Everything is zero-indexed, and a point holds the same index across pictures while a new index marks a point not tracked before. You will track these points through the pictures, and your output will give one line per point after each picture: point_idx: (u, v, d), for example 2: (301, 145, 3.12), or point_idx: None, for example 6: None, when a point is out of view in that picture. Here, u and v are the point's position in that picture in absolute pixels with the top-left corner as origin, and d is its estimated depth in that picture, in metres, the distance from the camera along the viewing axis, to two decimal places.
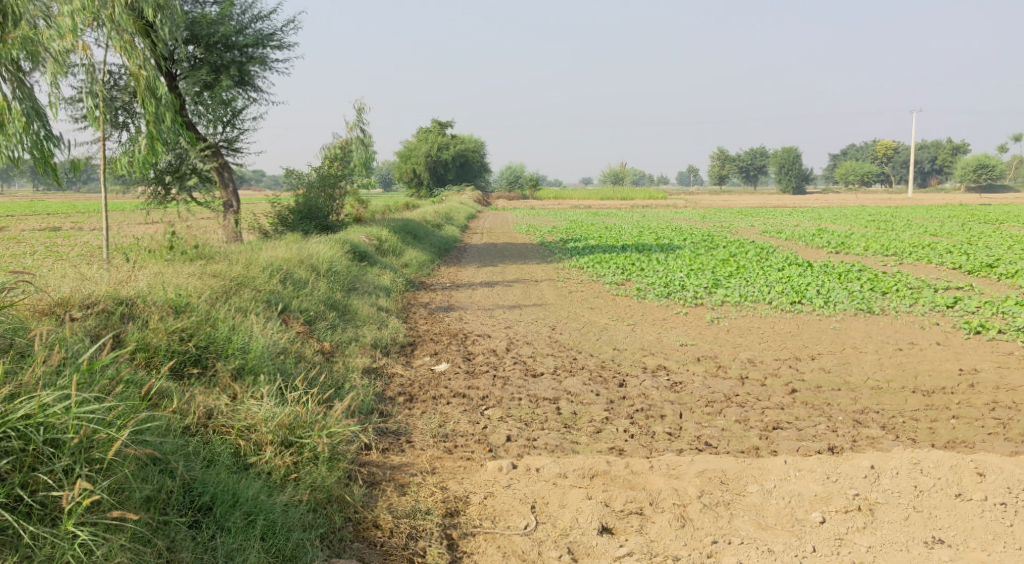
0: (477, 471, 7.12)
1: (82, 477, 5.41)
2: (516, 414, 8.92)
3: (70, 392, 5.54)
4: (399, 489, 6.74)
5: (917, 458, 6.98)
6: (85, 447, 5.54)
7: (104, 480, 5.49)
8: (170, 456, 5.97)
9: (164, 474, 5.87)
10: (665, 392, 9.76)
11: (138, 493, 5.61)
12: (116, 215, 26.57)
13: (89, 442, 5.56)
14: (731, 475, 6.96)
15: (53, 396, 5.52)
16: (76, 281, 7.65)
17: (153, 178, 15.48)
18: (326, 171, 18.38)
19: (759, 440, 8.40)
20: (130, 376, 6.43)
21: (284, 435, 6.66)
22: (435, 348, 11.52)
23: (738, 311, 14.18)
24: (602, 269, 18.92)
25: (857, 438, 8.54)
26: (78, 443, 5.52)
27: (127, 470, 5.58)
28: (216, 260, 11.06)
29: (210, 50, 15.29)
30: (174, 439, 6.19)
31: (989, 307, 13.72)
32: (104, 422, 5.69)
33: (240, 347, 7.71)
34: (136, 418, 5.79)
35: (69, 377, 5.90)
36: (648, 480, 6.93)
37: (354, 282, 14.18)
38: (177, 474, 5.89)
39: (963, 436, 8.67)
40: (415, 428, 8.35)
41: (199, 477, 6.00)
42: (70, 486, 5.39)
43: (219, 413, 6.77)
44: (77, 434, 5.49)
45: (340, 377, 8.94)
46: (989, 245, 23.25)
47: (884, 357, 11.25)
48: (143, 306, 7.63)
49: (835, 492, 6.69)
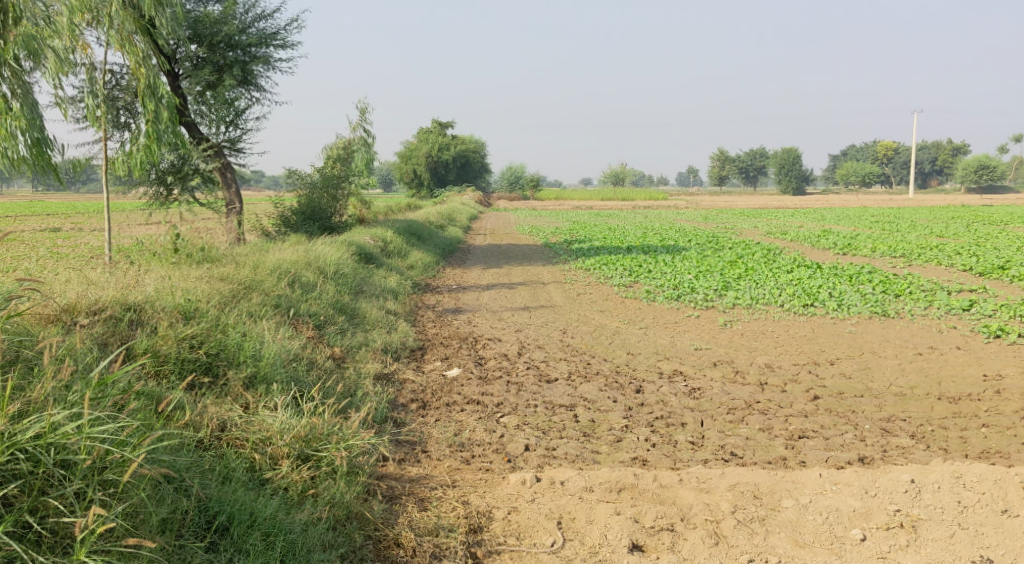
0: (499, 484, 6.83)
1: (95, 501, 5.14)
2: (533, 422, 8.62)
3: (81, 409, 5.25)
4: (420, 504, 6.45)
5: (958, 472, 6.73)
6: (98, 468, 5.26)
7: (119, 504, 5.21)
8: (184, 474, 5.70)
9: (180, 494, 5.60)
10: (684, 398, 9.45)
11: (154, 517, 5.34)
12: (115, 216, 26.30)
13: (104, 463, 5.29)
14: (765, 489, 6.68)
15: (64, 415, 5.23)
16: (81, 286, 7.36)
17: (156, 179, 15.19)
18: (329, 172, 18.09)
19: (785, 450, 8.12)
20: (141, 388, 6.15)
21: (301, 448, 6.38)
22: (445, 352, 11.22)
23: (751, 314, 13.86)
24: (609, 271, 18.61)
25: (887, 448, 8.25)
26: (91, 464, 5.24)
27: (143, 493, 5.31)
28: (222, 263, 10.76)
29: (213, 50, 14.99)
30: (189, 455, 5.93)
31: (1006, 311, 13.41)
32: (117, 441, 5.41)
33: (252, 355, 7.41)
34: (152, 436, 5.50)
35: (80, 392, 5.61)
36: (678, 494, 6.65)
37: (361, 284, 13.89)
38: (193, 493, 5.62)
39: (995, 447, 8.39)
40: (430, 437, 8.07)
41: (215, 496, 5.73)
42: (83, 511, 5.12)
43: (233, 425, 6.51)
44: (90, 455, 5.22)
45: (352, 385, 8.66)
46: (997, 246, 22.93)
47: (905, 363, 10.94)
48: (151, 312, 7.34)
49: (875, 507, 6.44)
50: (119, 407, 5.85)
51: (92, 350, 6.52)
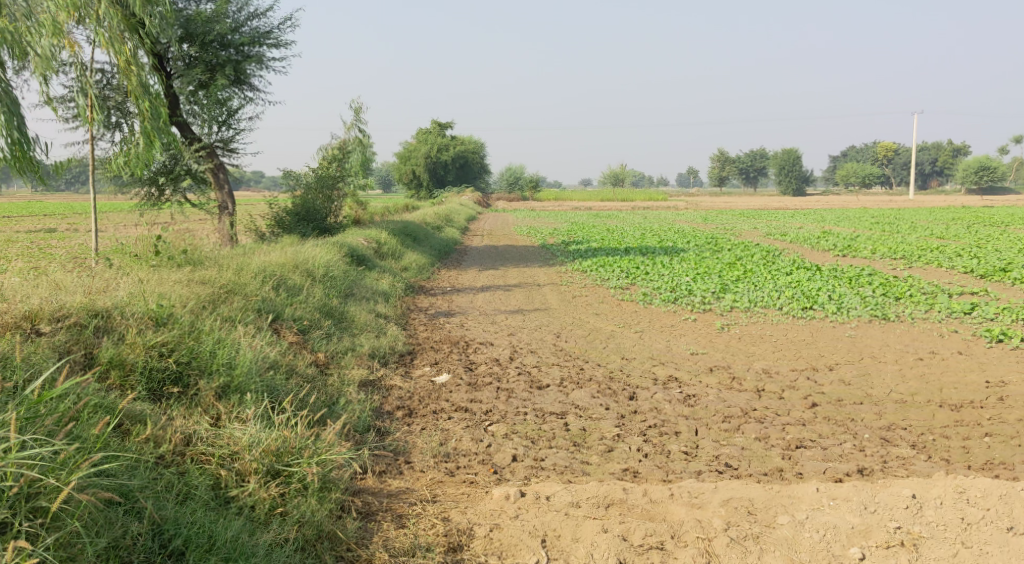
0: (482, 499, 6.52)
1: (23, 532, 4.95)
2: (521, 431, 8.32)
3: (8, 433, 5.06)
4: (398, 520, 6.18)
5: (961, 486, 6.43)
6: (29, 495, 5.09)
7: (49, 535, 5.02)
8: (135, 496, 5.49)
9: (130, 517, 5.41)
10: (679, 406, 9.16)
11: (93, 547, 5.14)
12: (109, 216, 25.95)
13: (33, 490, 5.10)
14: (759, 504, 6.39)
15: None
16: (48, 292, 7.08)
17: (147, 179, 14.91)
18: (323, 172, 17.83)
19: (782, 461, 7.82)
20: (96, 402, 5.91)
21: (270, 463, 6.09)
22: (435, 358, 10.92)
23: (749, 318, 13.54)
24: (605, 272, 18.35)
25: (887, 458, 7.96)
26: (19, 492, 5.07)
27: (76, 524, 5.10)
28: (204, 266, 10.39)
29: (205, 48, 14.68)
30: (144, 474, 5.69)
31: (1008, 315, 13.12)
32: (50, 467, 5.22)
33: (226, 362, 7.10)
34: (89, 460, 5.29)
35: (15, 411, 5.39)
36: (669, 510, 6.37)
37: (351, 288, 13.55)
38: (144, 516, 5.41)
39: (999, 457, 8.09)
40: (414, 447, 7.78)
41: (171, 517, 5.51)
42: (6, 545, 4.94)
43: (199, 439, 6.25)
44: (17, 483, 5.04)
45: (334, 393, 8.37)
46: (999, 249, 22.51)
47: (906, 368, 10.63)
48: (119, 319, 7.04)
49: (874, 524, 6.16)
50: (65, 424, 5.61)
51: (48, 362, 6.27)
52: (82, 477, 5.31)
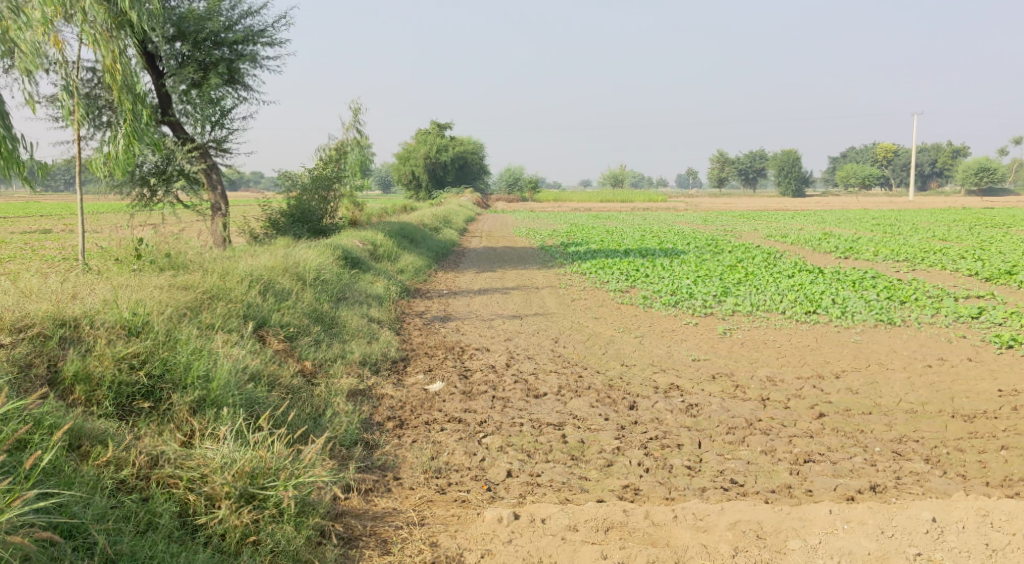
0: (473, 522, 6.12)
1: None
2: (517, 443, 7.92)
3: None
4: (382, 546, 5.82)
5: (984, 508, 6.04)
6: None
7: None
8: (87, 529, 5.22)
9: (79, 555, 5.14)
10: (681, 416, 8.75)
11: None
12: (103, 216, 25.49)
13: None
14: (769, 527, 5.99)
15: None
16: (14, 299, 6.72)
17: (137, 180, 14.52)
18: (319, 172, 17.43)
19: (791, 477, 7.44)
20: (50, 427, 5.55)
21: (244, 486, 5.72)
22: (429, 364, 10.50)
23: (751, 322, 13.14)
24: (605, 275, 17.94)
25: (901, 474, 7.57)
26: None
27: None
28: (189, 270, 9.95)
29: (197, 47, 14.24)
30: (100, 503, 5.39)
31: (1017, 319, 12.72)
32: None
33: (202, 375, 6.69)
34: (23, 498, 4.97)
35: None
36: (672, 533, 5.98)
37: (343, 290, 13.14)
38: (96, 552, 5.15)
39: (1017, 472, 7.70)
40: (403, 462, 7.38)
41: (128, 552, 5.25)
42: None
43: (167, 459, 5.86)
44: None
45: (320, 404, 7.99)
46: (1004, 251, 22.13)
47: (915, 376, 10.22)
48: (88, 329, 6.66)
49: (892, 550, 5.78)
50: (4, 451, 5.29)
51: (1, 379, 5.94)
52: (15, 516, 5.01)
